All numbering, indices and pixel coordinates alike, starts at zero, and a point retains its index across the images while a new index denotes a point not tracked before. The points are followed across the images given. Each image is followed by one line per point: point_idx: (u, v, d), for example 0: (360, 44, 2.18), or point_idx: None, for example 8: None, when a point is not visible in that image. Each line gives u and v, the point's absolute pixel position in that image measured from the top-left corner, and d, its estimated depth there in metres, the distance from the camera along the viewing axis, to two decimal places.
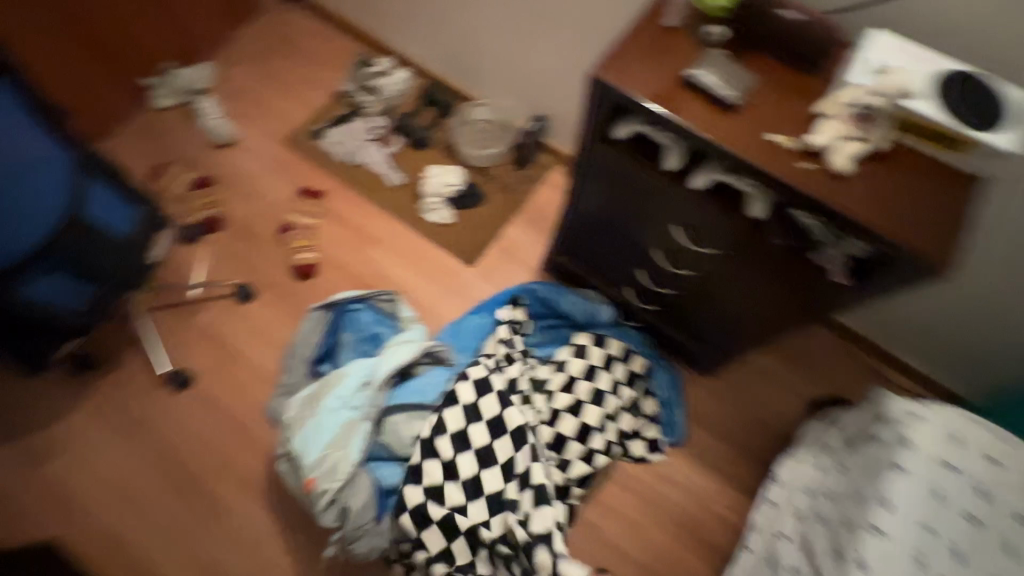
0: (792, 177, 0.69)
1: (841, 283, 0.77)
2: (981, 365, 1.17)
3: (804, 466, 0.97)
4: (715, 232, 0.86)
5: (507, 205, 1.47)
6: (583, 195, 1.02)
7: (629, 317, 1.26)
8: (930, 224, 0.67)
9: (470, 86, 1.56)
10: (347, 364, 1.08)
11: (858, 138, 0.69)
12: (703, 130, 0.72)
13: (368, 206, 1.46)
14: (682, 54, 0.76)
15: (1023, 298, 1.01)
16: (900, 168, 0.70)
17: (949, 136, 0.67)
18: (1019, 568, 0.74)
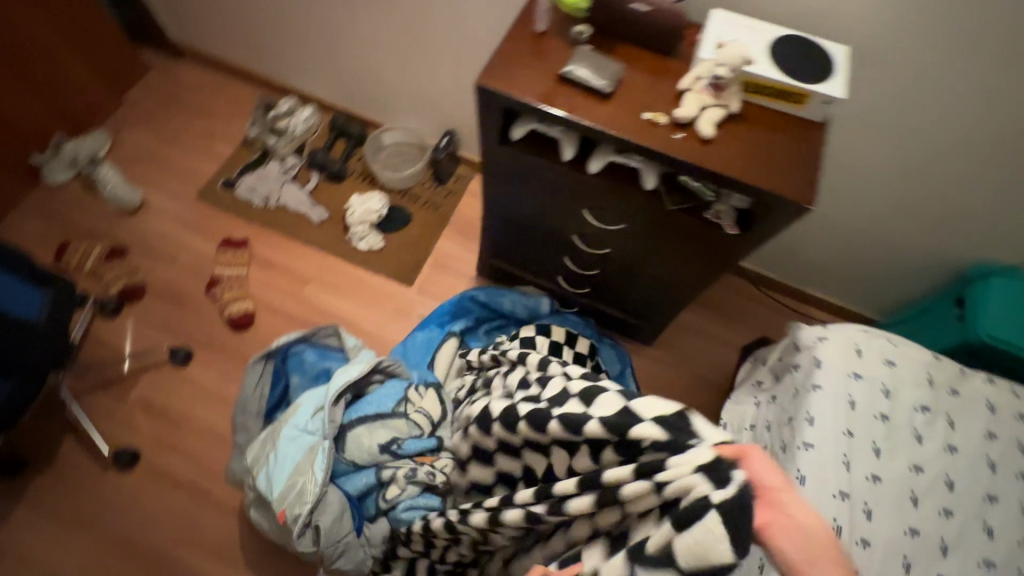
0: (670, 147, 0.77)
1: (731, 232, 0.86)
2: (875, 286, 1.31)
3: (743, 407, 1.06)
4: (619, 210, 0.94)
5: (433, 220, 1.51)
6: (497, 197, 1.07)
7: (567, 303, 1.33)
8: (789, 169, 0.77)
9: (376, 113, 1.60)
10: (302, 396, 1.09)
11: (717, 104, 0.78)
12: (587, 118, 0.79)
13: (295, 246, 1.46)
14: (554, 55, 0.83)
15: (891, 222, 1.15)
16: (758, 125, 0.79)
17: (789, 92, 0.77)
18: (926, 451, 0.85)
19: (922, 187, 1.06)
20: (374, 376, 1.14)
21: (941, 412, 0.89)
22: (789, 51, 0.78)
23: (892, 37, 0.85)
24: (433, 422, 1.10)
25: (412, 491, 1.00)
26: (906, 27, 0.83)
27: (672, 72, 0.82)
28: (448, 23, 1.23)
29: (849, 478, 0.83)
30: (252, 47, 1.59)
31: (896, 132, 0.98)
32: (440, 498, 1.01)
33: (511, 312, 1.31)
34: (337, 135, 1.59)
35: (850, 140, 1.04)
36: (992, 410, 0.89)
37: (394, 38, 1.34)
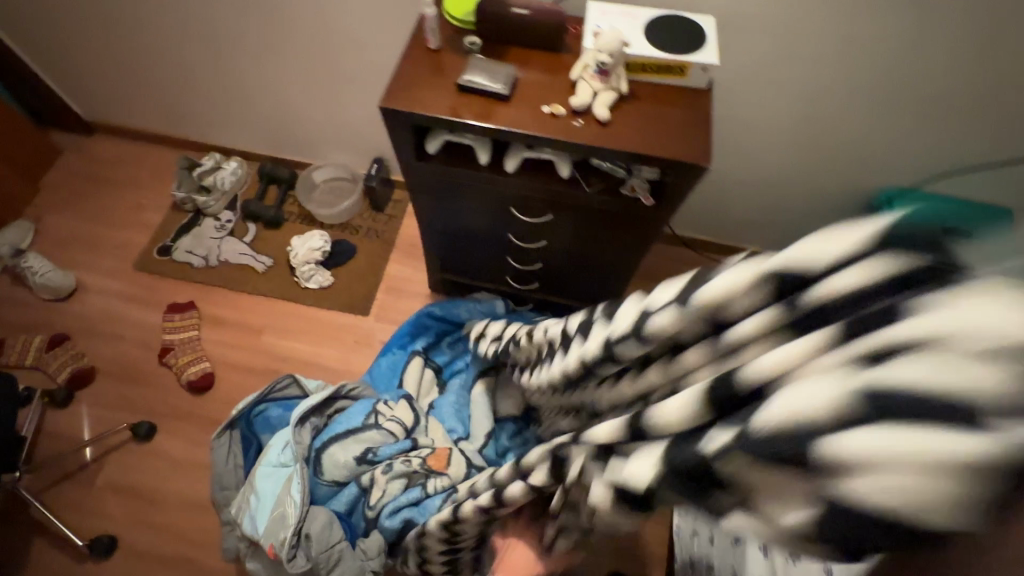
0: (572, 135, 0.82)
1: (649, 204, 0.91)
2: (799, 230, 1.40)
3: None
4: (545, 202, 0.98)
5: (378, 247, 1.53)
6: (429, 211, 1.10)
7: (521, 302, 1.37)
8: (685, 136, 0.83)
9: (303, 154, 1.61)
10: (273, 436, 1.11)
11: (608, 87, 0.83)
12: (491, 121, 0.83)
13: (245, 298, 1.45)
14: (451, 69, 0.87)
15: (799, 169, 1.24)
16: (650, 101, 0.85)
17: (670, 66, 0.83)
18: None
19: (818, 130, 1.14)
20: (341, 400, 1.17)
21: None
22: (664, 30, 0.84)
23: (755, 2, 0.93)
24: (408, 428, 1.13)
25: (395, 490, 1.04)
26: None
27: (563, 66, 0.88)
28: (352, 56, 1.26)
29: None
30: (166, 112, 1.58)
31: (782, 85, 1.06)
32: (421, 490, 1.04)
33: (469, 320, 1.34)
34: (269, 182, 1.60)
35: (744, 100, 1.11)
36: None
37: (304, 78, 1.35)
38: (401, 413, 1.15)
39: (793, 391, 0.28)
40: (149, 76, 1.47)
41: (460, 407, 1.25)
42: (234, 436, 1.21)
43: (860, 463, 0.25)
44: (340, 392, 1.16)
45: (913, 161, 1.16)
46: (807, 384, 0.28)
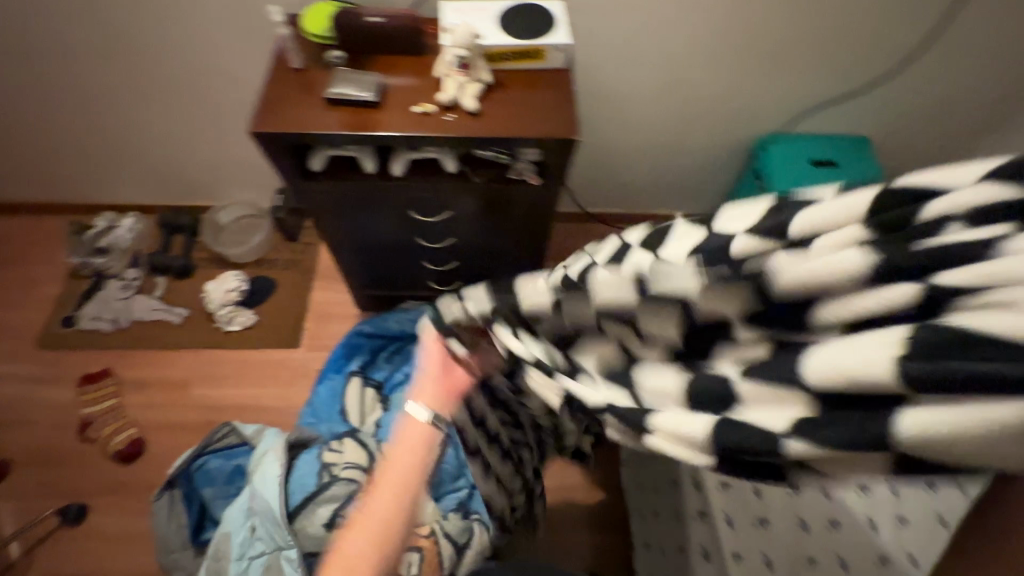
0: (446, 129, 0.84)
1: (535, 183, 0.96)
2: (696, 189, 1.49)
3: None
4: (442, 199, 1.00)
5: (298, 277, 1.51)
6: (334, 230, 1.10)
7: None
8: (553, 113, 0.87)
9: (203, 198, 1.57)
10: (226, 513, 1.05)
11: (472, 81, 0.87)
12: (365, 129, 0.84)
13: (165, 354, 1.39)
14: (318, 84, 0.88)
15: (680, 132, 1.32)
16: (516, 86, 0.89)
17: (526, 51, 0.88)
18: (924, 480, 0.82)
19: (688, 92, 1.22)
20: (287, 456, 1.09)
21: None
22: (515, 18, 0.89)
23: None
24: (365, 468, 1.06)
25: None
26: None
27: (429, 67, 0.91)
28: (231, 89, 1.24)
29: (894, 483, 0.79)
30: (44, 178, 1.50)
31: (644, 55, 1.14)
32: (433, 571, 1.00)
33: (401, 331, 1.35)
34: (172, 232, 1.54)
35: (614, 75, 1.18)
36: None
37: (186, 119, 1.32)
38: (357, 460, 1.07)
39: (848, 352, 0.34)
40: (16, 142, 1.39)
41: None
42: (174, 496, 1.16)
43: (835, 376, 0.34)
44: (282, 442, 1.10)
45: (775, 106, 1.27)
46: (854, 347, 0.34)
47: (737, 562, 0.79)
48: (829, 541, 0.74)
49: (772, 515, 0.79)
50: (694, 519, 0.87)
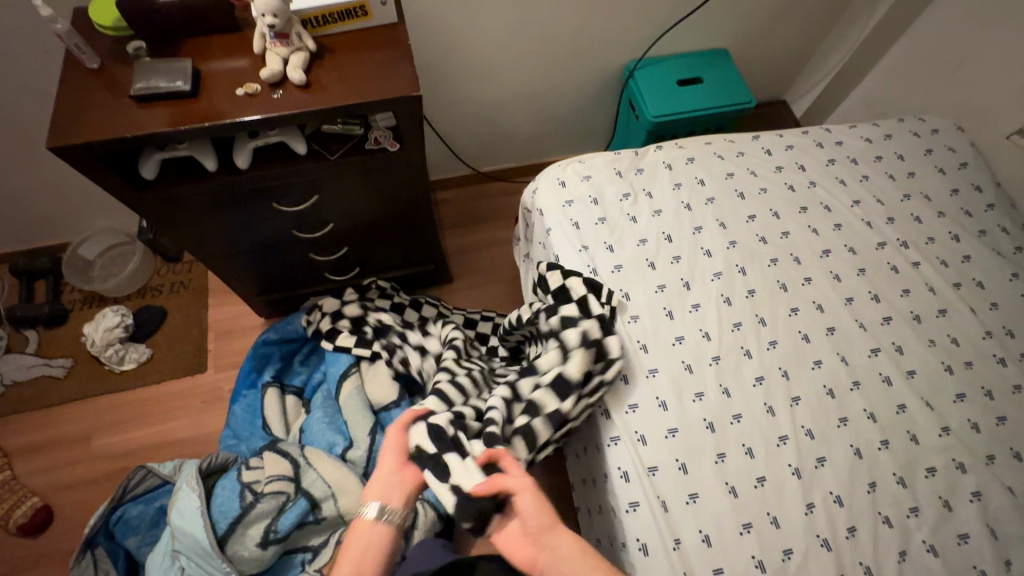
0: (278, 107, 0.78)
1: (395, 150, 0.92)
2: (578, 130, 1.52)
3: (784, 272, 1.00)
4: (302, 184, 0.94)
5: (189, 298, 1.41)
6: (197, 239, 1.02)
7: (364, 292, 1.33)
8: (393, 71, 0.82)
9: (58, 236, 1.42)
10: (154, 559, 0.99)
11: (295, 50, 0.80)
12: (186, 122, 0.76)
13: (53, 411, 1.27)
14: (120, 83, 0.79)
15: (546, 76, 1.32)
16: (346, 49, 0.84)
17: (347, 10, 0.82)
18: (866, 397, 0.90)
19: (543, 28, 1.20)
20: (208, 481, 1.03)
21: (639, 190, 1.06)
22: None
23: None
24: (293, 479, 1.01)
25: None
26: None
27: (246, 43, 0.84)
28: (37, 106, 1.09)
29: (829, 395, 0.90)
30: None
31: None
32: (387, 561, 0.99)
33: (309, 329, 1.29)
34: (31, 279, 1.39)
35: (464, 28, 1.14)
36: (669, 167, 1.09)
37: None
38: (279, 474, 1.01)
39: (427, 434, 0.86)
40: None
41: (332, 418, 1.15)
42: (97, 554, 1.06)
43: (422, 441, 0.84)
44: (196, 470, 1.01)
45: (633, 29, 1.27)
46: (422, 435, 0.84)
47: (656, 473, 0.83)
48: (733, 435, 0.86)
49: (681, 424, 0.86)
50: (608, 445, 0.87)
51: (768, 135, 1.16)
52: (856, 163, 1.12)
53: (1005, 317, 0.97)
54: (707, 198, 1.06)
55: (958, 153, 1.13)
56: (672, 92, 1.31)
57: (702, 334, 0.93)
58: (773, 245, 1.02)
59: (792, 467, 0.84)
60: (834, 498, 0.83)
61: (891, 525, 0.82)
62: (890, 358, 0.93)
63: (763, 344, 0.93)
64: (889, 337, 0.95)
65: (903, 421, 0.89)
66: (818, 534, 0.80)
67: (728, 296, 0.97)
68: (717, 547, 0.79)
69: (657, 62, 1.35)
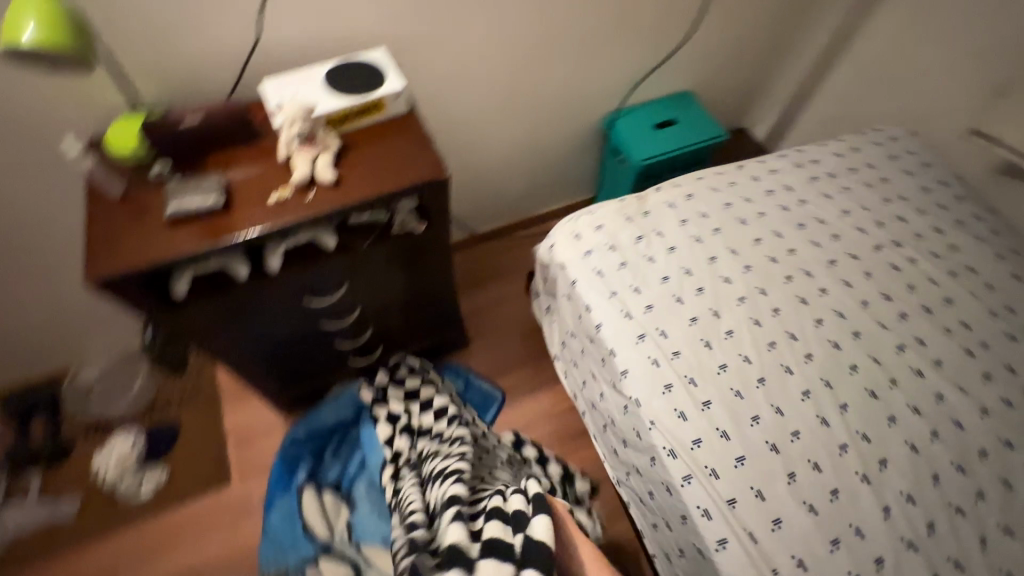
0: (313, 209, 0.80)
1: (422, 229, 0.94)
2: (566, 180, 1.59)
3: (805, 285, 1.06)
4: (331, 278, 0.95)
5: (201, 407, 1.35)
6: (225, 346, 0.99)
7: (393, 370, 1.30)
8: (417, 157, 0.86)
9: (53, 367, 1.34)
10: None
11: (321, 152, 0.83)
12: (224, 236, 0.76)
13: (68, 559, 1.17)
14: (150, 208, 0.79)
15: (533, 137, 1.39)
16: (368, 143, 0.87)
17: (364, 106, 0.86)
18: (907, 392, 0.95)
19: (530, 94, 1.27)
20: None
21: (649, 231, 1.12)
22: (342, 80, 0.87)
23: (412, 31, 1.01)
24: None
25: None
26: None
27: (266, 150, 0.86)
28: (35, 240, 1.06)
29: (874, 395, 0.94)
30: None
31: (481, 73, 1.16)
32: None
33: (337, 420, 1.25)
34: (27, 417, 1.30)
35: (458, 106, 1.20)
36: (672, 207, 1.16)
37: None
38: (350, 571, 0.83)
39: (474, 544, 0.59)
40: None
41: (381, 508, 1.13)
42: None
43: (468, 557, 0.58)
44: None
45: (610, 83, 1.36)
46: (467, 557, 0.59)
47: (735, 505, 0.84)
48: (799, 452, 0.88)
49: (747, 452, 0.88)
50: (682, 485, 0.88)
51: (752, 164, 1.26)
52: (835, 177, 1.22)
53: (1004, 295, 1.06)
54: (713, 229, 1.12)
55: (918, 155, 1.25)
56: (652, 135, 1.40)
57: (743, 359, 0.97)
58: (784, 263, 1.08)
59: (861, 473, 0.86)
60: (907, 498, 0.85)
61: (964, 514, 0.85)
62: (917, 352, 0.99)
63: (801, 358, 0.97)
64: (909, 331, 1.01)
65: (944, 409, 0.93)
66: (902, 537, 0.82)
67: (757, 319, 1.01)
68: (813, 570, 0.80)
69: (634, 109, 1.45)
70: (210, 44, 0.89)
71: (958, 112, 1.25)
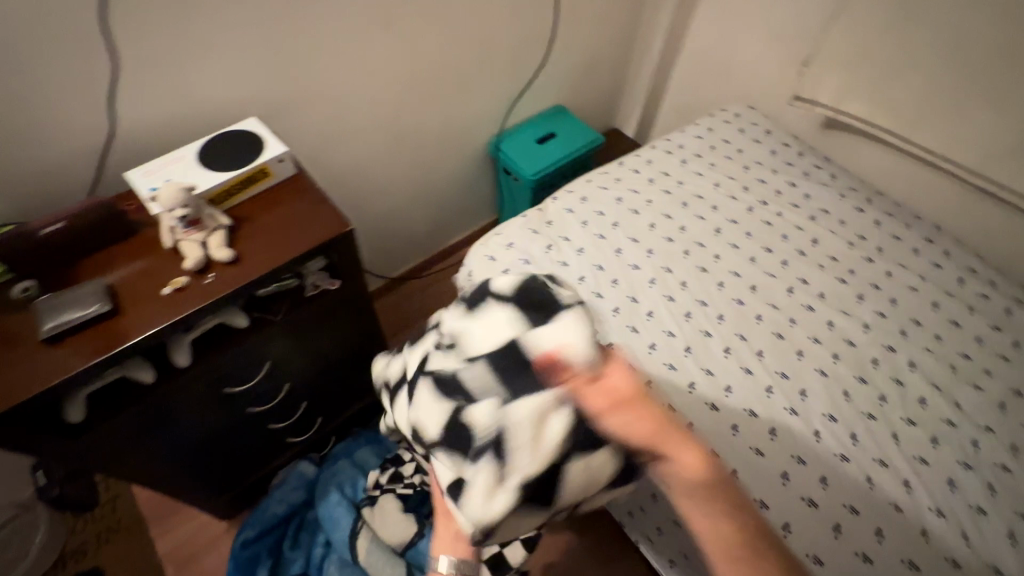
0: (217, 290, 0.75)
1: (336, 286, 0.92)
2: (468, 209, 1.63)
3: (702, 254, 1.17)
4: (250, 359, 0.90)
5: (126, 539, 1.19)
6: (143, 462, 0.89)
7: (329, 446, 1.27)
8: (316, 216, 0.84)
9: None
10: None
11: (211, 231, 0.79)
12: (118, 342, 0.70)
13: None
14: (21, 333, 0.70)
15: (426, 174, 1.42)
16: (262, 212, 0.84)
17: (249, 177, 0.83)
18: (805, 327, 1.07)
19: (415, 135, 1.30)
20: None
21: (557, 238, 1.18)
22: (217, 155, 0.84)
23: (281, 96, 1.01)
24: None
25: None
26: (275, 61, 0.95)
27: (149, 243, 0.80)
28: None
29: (781, 337, 1.06)
30: None
31: (362, 123, 1.17)
32: None
33: (289, 507, 1.17)
34: None
35: (345, 159, 1.20)
36: (571, 211, 1.23)
37: None
38: None
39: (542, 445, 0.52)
40: None
41: None
42: None
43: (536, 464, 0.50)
44: None
45: (487, 112, 1.43)
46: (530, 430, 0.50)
47: None
48: (735, 404, 0.97)
49: (692, 417, 0.95)
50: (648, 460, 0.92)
51: (630, 159, 1.38)
52: (701, 156, 1.37)
53: (854, 227, 1.24)
54: (612, 224, 1.21)
55: (760, 125, 1.45)
56: (537, 151, 1.49)
57: (668, 334, 1.05)
58: (679, 240, 1.19)
59: (788, 407, 0.96)
60: (829, 418, 0.96)
61: (875, 418, 0.97)
62: (803, 290, 1.13)
63: (715, 321, 1.07)
64: (792, 275, 1.15)
65: (837, 334, 1.07)
66: (834, 453, 0.92)
67: (669, 295, 1.10)
68: (774, 506, 0.88)
69: (514, 131, 1.53)
70: (60, 145, 0.83)
71: (780, 84, 1.46)
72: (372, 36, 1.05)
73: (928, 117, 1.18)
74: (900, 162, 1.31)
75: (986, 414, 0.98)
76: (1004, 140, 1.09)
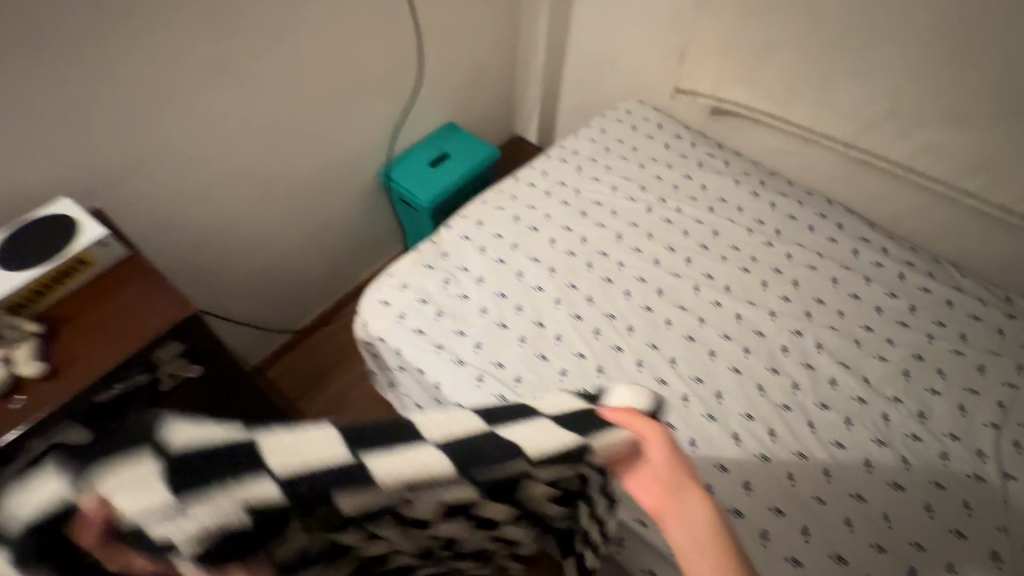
0: (28, 413, 0.64)
1: (197, 371, 0.82)
2: (370, 243, 1.55)
3: (606, 263, 1.14)
4: None
5: None
6: None
7: None
8: (152, 302, 0.74)
9: None
10: None
11: (18, 343, 0.67)
12: None
13: None
14: None
15: (312, 217, 1.32)
16: (85, 308, 0.73)
17: (60, 272, 0.72)
18: (714, 325, 1.06)
19: (289, 180, 1.21)
20: None
21: (454, 270, 1.11)
22: (18, 251, 0.72)
23: (108, 168, 0.89)
24: None
25: None
26: (91, 128, 0.84)
27: None
28: None
29: (692, 339, 1.04)
30: None
31: (222, 176, 1.07)
32: None
33: None
34: None
35: (209, 220, 1.10)
36: (467, 238, 1.17)
37: None
38: None
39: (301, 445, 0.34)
40: None
41: None
42: None
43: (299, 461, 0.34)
44: None
45: (369, 142, 1.35)
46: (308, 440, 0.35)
47: None
48: None
49: None
50: None
51: (525, 172, 1.33)
52: (596, 159, 1.34)
53: (751, 212, 1.24)
54: (511, 245, 1.15)
55: (652, 119, 1.44)
56: (430, 174, 1.41)
57: (578, 356, 1.00)
58: (581, 252, 1.15)
59: (705, 413, 0.94)
60: (747, 417, 0.94)
61: (791, 409, 0.96)
62: (709, 286, 1.11)
63: (625, 333, 1.04)
64: (697, 271, 1.14)
65: (746, 326, 1.06)
66: (755, 454, 0.90)
67: (577, 313, 1.06)
68: None
69: (404, 157, 1.46)
70: None
71: (664, 77, 1.46)
72: (208, 87, 0.95)
73: (803, 96, 1.19)
74: (787, 141, 1.33)
75: (893, 385, 0.99)
76: (874, 110, 1.11)
